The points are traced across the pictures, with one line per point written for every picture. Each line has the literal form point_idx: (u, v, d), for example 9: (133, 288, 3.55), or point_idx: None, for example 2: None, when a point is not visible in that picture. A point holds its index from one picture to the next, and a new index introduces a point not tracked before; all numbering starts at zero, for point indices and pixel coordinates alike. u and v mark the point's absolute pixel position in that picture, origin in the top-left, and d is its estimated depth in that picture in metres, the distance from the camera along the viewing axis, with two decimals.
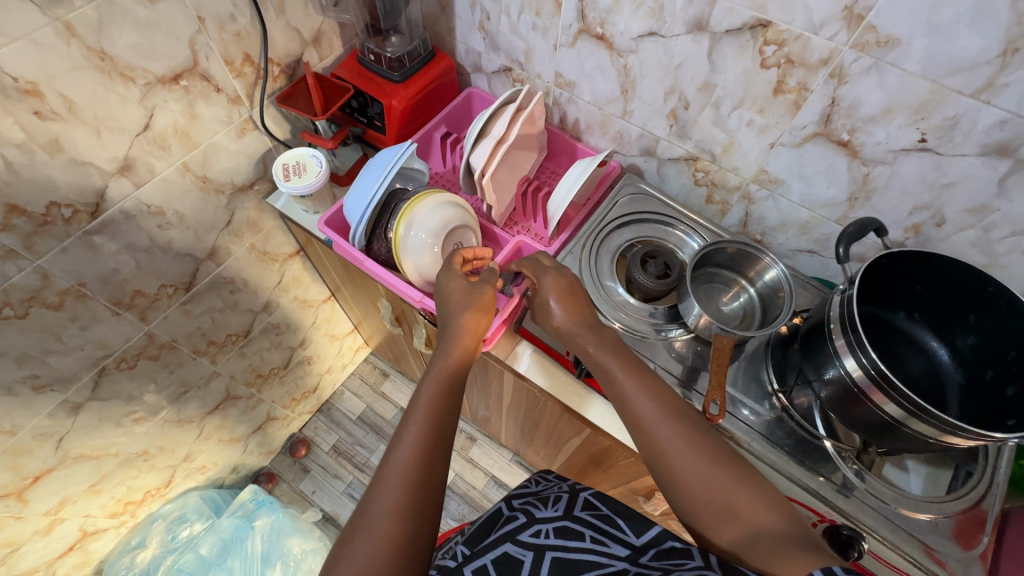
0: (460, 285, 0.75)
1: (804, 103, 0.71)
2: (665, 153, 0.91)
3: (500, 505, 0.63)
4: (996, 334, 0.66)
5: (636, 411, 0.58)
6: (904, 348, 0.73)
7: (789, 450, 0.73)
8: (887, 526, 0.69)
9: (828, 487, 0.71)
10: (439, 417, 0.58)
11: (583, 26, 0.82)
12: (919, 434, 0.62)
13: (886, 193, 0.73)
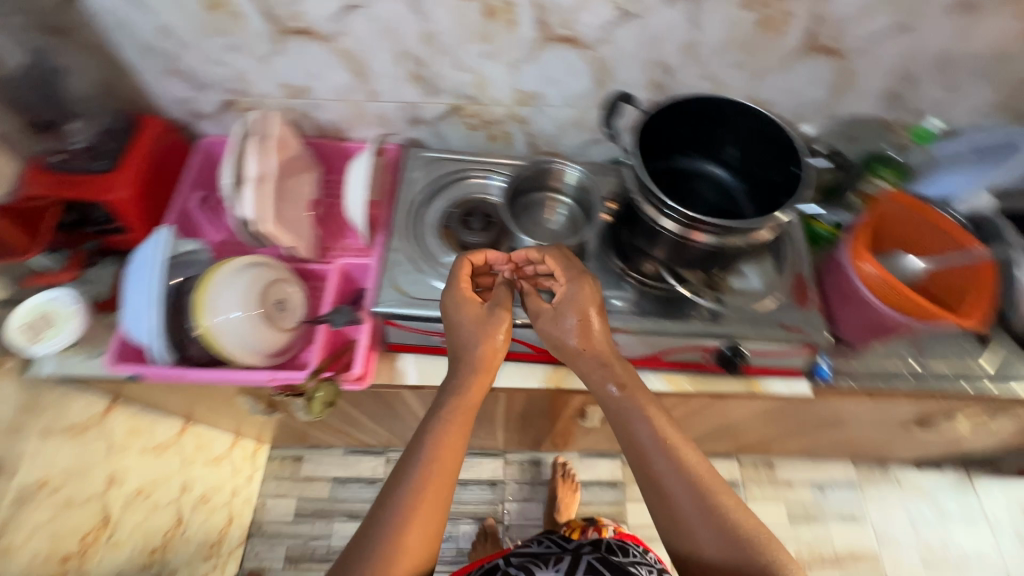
0: (473, 311, 0.69)
1: (516, 18, 0.73)
2: (432, 114, 0.89)
3: (501, 562, 0.84)
4: (746, 138, 0.78)
5: (656, 468, 0.61)
6: (695, 182, 0.84)
7: (661, 312, 0.81)
8: (755, 326, 0.80)
9: (701, 322, 0.80)
10: (442, 477, 0.60)
11: (279, 27, 0.75)
12: (736, 246, 0.72)
13: (620, 65, 0.80)
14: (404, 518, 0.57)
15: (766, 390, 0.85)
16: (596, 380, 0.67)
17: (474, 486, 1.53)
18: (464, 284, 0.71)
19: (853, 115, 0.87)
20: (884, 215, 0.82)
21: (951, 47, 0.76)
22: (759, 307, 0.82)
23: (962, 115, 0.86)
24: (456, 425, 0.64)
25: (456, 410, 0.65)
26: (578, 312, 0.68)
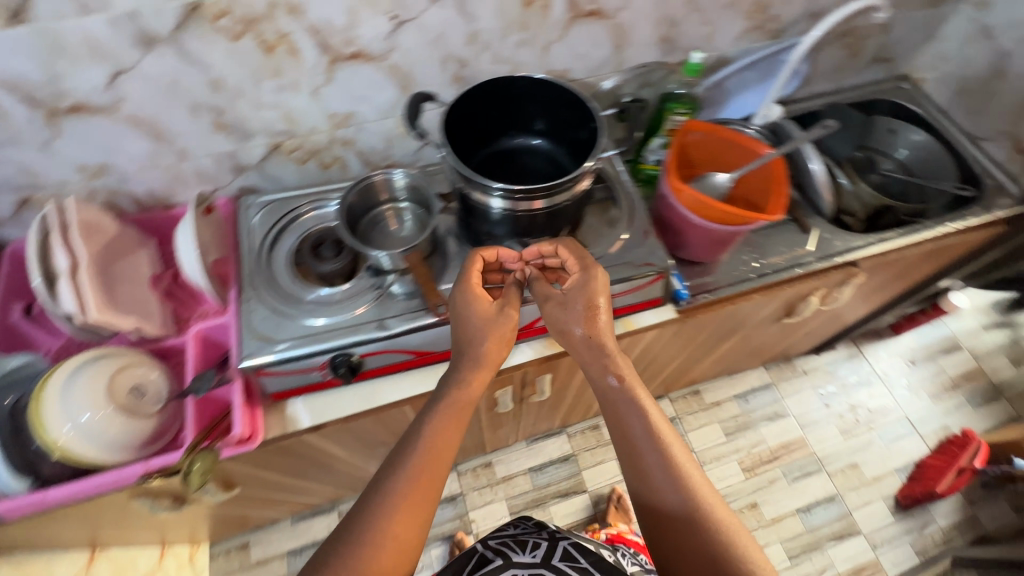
0: (484, 307, 0.74)
1: (297, 47, 0.73)
2: (253, 158, 0.87)
3: (479, 547, 0.84)
4: (546, 105, 0.83)
5: (643, 460, 0.64)
6: (523, 156, 0.89)
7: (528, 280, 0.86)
8: (612, 268, 0.87)
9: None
10: (438, 462, 0.63)
11: (46, 110, 0.70)
12: (564, 201, 0.79)
13: (418, 68, 0.82)
14: (388, 510, 0.59)
15: (637, 324, 0.94)
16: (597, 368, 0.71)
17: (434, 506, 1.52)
18: (476, 282, 0.75)
19: (642, 63, 0.96)
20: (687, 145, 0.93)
21: None
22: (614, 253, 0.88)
23: (728, 42, 0.98)
24: (452, 419, 0.67)
25: (450, 411, 0.68)
26: (581, 302, 0.73)
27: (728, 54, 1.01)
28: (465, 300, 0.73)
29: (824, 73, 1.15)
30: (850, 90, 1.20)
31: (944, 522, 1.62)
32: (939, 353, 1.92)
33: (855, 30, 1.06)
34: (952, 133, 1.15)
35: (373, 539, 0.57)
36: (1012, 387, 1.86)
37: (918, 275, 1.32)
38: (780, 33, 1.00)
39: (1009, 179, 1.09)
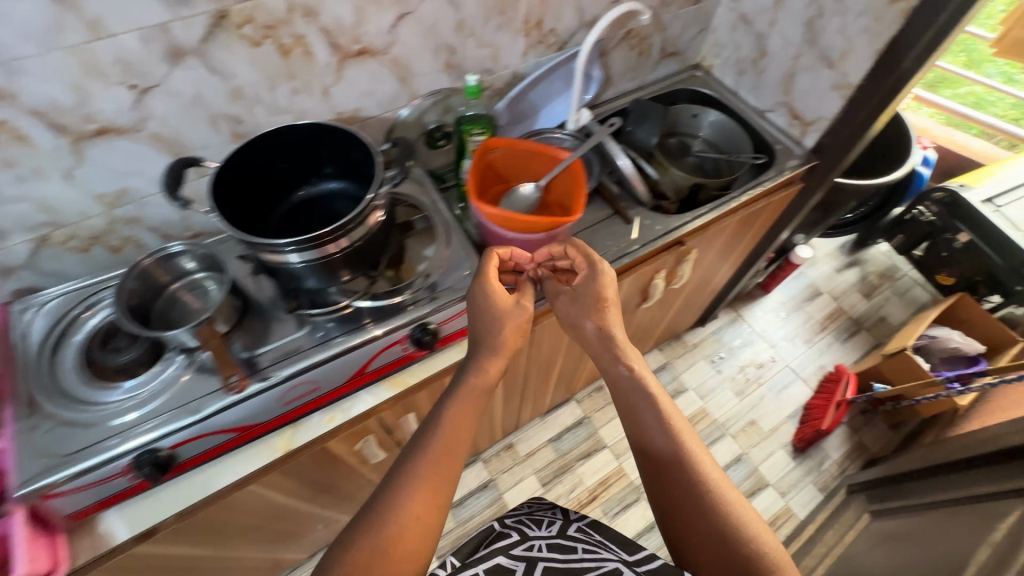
0: (504, 298, 0.80)
1: (25, 133, 0.67)
2: (19, 258, 0.78)
3: (492, 524, 0.84)
4: (320, 147, 0.82)
5: (655, 442, 0.73)
6: (320, 203, 0.87)
7: (360, 323, 0.84)
8: (439, 293, 0.87)
9: (394, 313, 0.85)
10: (454, 444, 0.68)
11: None
12: (360, 235, 0.77)
13: (186, 133, 0.78)
14: (412, 490, 0.62)
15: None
16: (613, 359, 0.81)
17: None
18: (493, 276, 0.81)
19: (437, 91, 0.98)
20: (487, 164, 0.95)
21: (461, 14, 0.88)
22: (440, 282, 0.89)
23: (516, 59, 1.03)
24: (471, 403, 0.72)
25: (472, 396, 0.73)
26: (591, 301, 0.83)
27: (521, 70, 1.06)
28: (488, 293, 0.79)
29: (622, 73, 1.24)
30: (651, 87, 1.31)
31: (837, 454, 1.75)
32: (805, 300, 2.11)
33: (634, 32, 1.15)
34: (742, 110, 1.28)
35: (397, 512, 0.60)
36: (869, 317, 2.07)
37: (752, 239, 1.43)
38: (564, 44, 1.06)
39: (793, 141, 1.22)
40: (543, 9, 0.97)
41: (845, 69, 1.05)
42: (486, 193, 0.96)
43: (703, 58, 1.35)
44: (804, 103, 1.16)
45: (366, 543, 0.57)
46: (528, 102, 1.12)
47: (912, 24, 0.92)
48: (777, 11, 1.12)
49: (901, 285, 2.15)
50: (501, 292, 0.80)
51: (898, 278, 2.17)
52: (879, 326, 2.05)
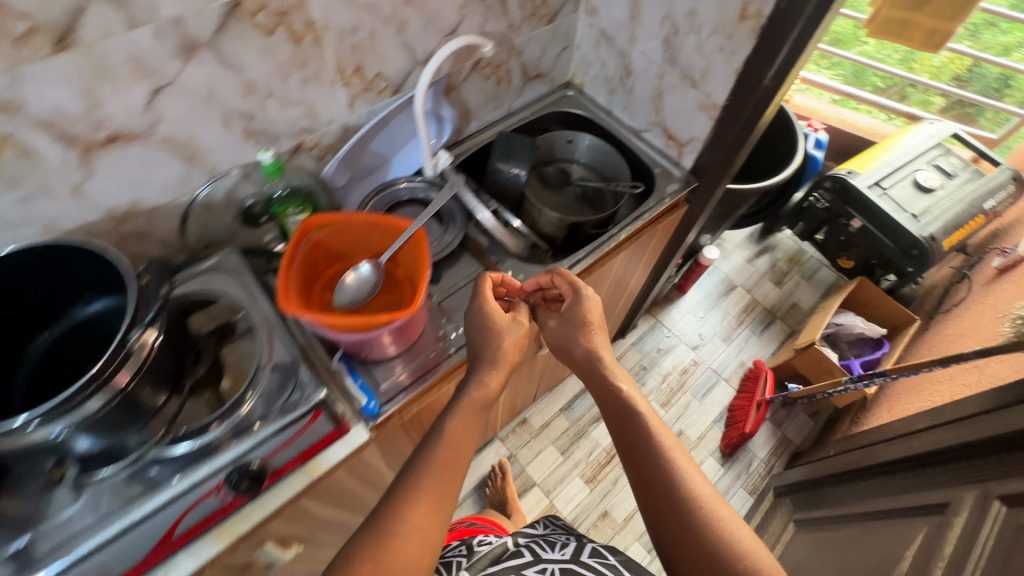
0: (500, 314, 0.83)
1: None
2: None
3: (510, 544, 0.91)
4: (59, 265, 0.64)
5: (643, 458, 0.72)
6: (83, 331, 0.68)
7: (167, 474, 0.67)
8: (265, 414, 0.72)
9: (216, 447, 0.70)
10: (456, 458, 0.70)
11: None
12: (133, 377, 0.60)
13: None
14: (416, 502, 0.64)
15: (327, 463, 0.76)
16: (604, 378, 0.83)
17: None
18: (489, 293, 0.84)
19: (245, 163, 0.82)
20: (315, 246, 0.80)
21: (246, 75, 0.72)
22: (267, 400, 0.74)
23: (342, 111, 0.88)
24: (470, 416, 0.75)
25: (464, 408, 0.75)
26: (581, 323, 0.86)
27: (353, 122, 0.91)
28: (489, 309, 0.82)
29: (483, 105, 1.12)
30: (521, 113, 1.20)
31: (764, 452, 1.74)
32: (721, 295, 2.09)
33: (485, 62, 1.03)
34: (618, 131, 1.19)
35: (399, 519, 0.61)
36: (781, 306, 2.08)
37: (650, 262, 1.35)
38: (400, 87, 0.92)
39: (672, 162, 1.14)
40: (358, 54, 0.82)
41: (709, 89, 0.97)
42: (318, 278, 0.81)
43: (573, 76, 1.25)
44: (675, 124, 1.08)
45: (370, 555, 0.58)
46: (372, 153, 0.98)
47: (765, 44, 0.84)
48: (634, 28, 1.02)
49: (811, 268, 2.17)
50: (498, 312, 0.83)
51: (807, 262, 2.19)
52: (792, 314, 2.07)
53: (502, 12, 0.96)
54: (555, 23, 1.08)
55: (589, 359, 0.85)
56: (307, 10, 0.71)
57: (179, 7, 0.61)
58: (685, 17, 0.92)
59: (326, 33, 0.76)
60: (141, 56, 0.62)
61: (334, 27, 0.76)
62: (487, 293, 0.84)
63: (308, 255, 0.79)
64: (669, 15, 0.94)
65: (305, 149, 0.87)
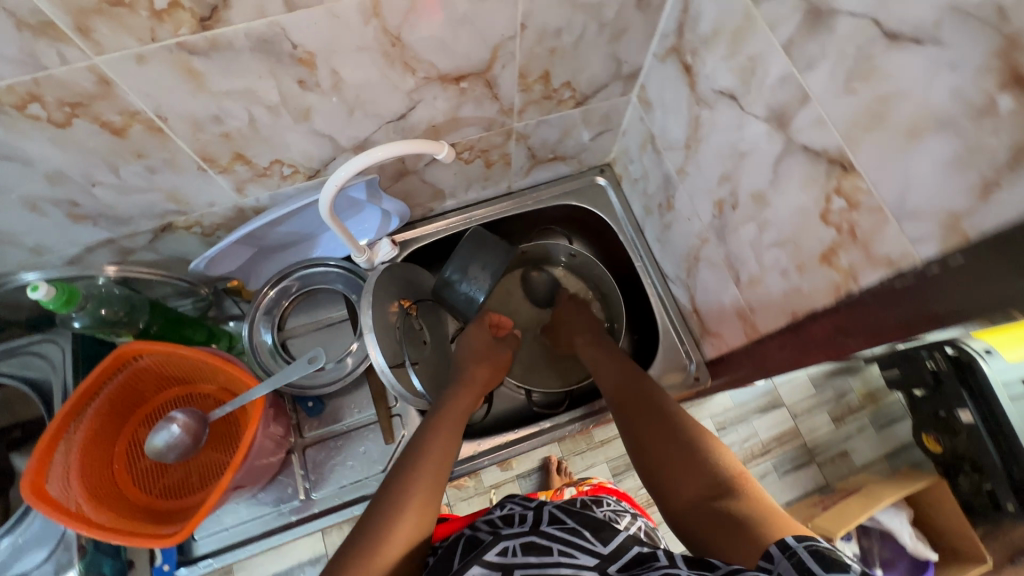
0: (482, 337, 0.78)
1: None
2: None
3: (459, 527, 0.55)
4: None
5: (626, 410, 0.62)
6: None
7: None
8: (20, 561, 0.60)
9: None
10: (438, 482, 0.55)
11: None
12: None
13: None
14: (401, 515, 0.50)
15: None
16: (593, 346, 0.77)
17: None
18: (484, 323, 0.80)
19: (85, 242, 0.64)
20: (139, 371, 0.64)
21: (42, 166, 0.52)
22: (30, 545, 0.60)
23: (224, 195, 0.65)
24: (448, 436, 0.61)
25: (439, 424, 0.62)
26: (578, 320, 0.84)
27: (250, 203, 0.69)
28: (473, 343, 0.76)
29: (463, 185, 0.83)
30: (523, 198, 0.89)
31: None
32: (754, 406, 1.37)
33: (463, 147, 0.73)
34: (639, 266, 0.87)
35: (399, 509, 0.50)
36: (828, 450, 1.34)
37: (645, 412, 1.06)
38: (318, 174, 0.67)
39: (692, 340, 0.81)
40: (234, 142, 0.57)
41: (752, 302, 0.62)
42: (145, 405, 0.67)
43: (613, 162, 0.90)
44: (705, 302, 0.74)
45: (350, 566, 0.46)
46: (284, 233, 0.75)
47: (846, 315, 0.49)
48: (686, 159, 0.66)
49: (871, 390, 1.40)
50: (480, 339, 0.78)
51: (872, 379, 1.42)
52: (824, 453, 1.35)
53: (488, 98, 0.65)
54: (585, 108, 0.74)
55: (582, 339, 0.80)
56: (119, 100, 0.48)
57: None
58: (750, 196, 0.56)
59: (166, 123, 0.52)
60: None
61: (178, 117, 0.52)
62: (483, 323, 0.80)
63: (125, 381, 0.63)
64: (730, 178, 0.59)
65: (177, 229, 0.68)
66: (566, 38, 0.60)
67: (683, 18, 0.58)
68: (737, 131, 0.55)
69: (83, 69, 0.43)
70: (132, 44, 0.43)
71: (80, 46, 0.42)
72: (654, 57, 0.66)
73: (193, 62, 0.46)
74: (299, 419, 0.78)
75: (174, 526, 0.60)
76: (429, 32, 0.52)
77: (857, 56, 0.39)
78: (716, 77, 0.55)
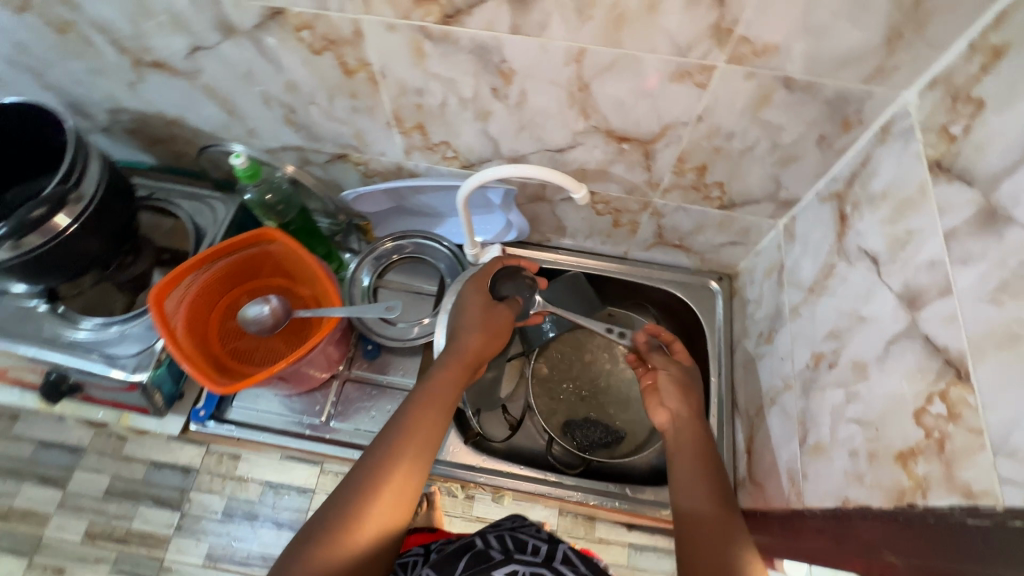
0: (477, 298, 0.76)
1: None
2: None
3: (475, 537, 0.63)
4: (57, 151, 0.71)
5: (691, 488, 0.60)
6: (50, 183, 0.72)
7: (25, 325, 0.75)
8: (117, 341, 0.74)
9: (59, 338, 0.74)
10: (408, 455, 0.60)
11: None
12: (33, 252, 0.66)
13: None
14: (369, 488, 0.56)
15: (136, 424, 0.81)
16: (684, 414, 0.68)
17: (77, 470, 1.13)
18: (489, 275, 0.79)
19: (283, 141, 0.79)
20: (265, 253, 0.76)
21: (287, 75, 0.66)
22: (136, 333, 0.75)
23: (395, 152, 0.76)
24: (428, 412, 0.64)
25: (419, 400, 0.64)
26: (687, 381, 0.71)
27: (409, 166, 0.79)
28: (468, 301, 0.76)
29: (585, 232, 0.87)
30: (634, 268, 0.91)
31: None
32: None
33: (601, 198, 0.78)
34: (715, 382, 0.83)
35: (366, 496, 0.56)
36: None
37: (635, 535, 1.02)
38: (472, 167, 0.76)
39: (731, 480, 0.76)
40: (423, 114, 0.68)
41: (809, 469, 0.58)
42: (251, 280, 0.79)
43: (735, 275, 0.89)
44: (762, 449, 0.70)
45: (323, 531, 0.53)
46: (422, 202, 0.85)
47: (899, 531, 0.44)
48: (805, 300, 0.64)
49: None
50: (477, 303, 0.75)
51: None
52: None
53: (640, 165, 0.69)
54: (728, 212, 0.75)
55: (677, 398, 0.69)
56: (361, 50, 0.60)
57: None
58: (852, 362, 0.53)
59: (384, 79, 0.63)
60: (180, 15, 0.60)
61: (394, 79, 0.63)
62: (473, 289, 0.77)
63: (245, 257, 0.76)
64: (839, 337, 0.56)
65: (349, 161, 0.80)
66: (735, 143, 0.62)
67: (859, 170, 0.57)
68: (865, 295, 0.53)
69: (349, 18, 0.56)
70: (390, 16, 0.54)
71: (355, 3, 0.54)
72: (816, 195, 0.66)
73: (424, 45, 0.57)
74: (354, 354, 0.86)
75: (226, 379, 0.70)
76: (614, 91, 0.58)
77: (1015, 269, 0.37)
78: (867, 236, 0.54)
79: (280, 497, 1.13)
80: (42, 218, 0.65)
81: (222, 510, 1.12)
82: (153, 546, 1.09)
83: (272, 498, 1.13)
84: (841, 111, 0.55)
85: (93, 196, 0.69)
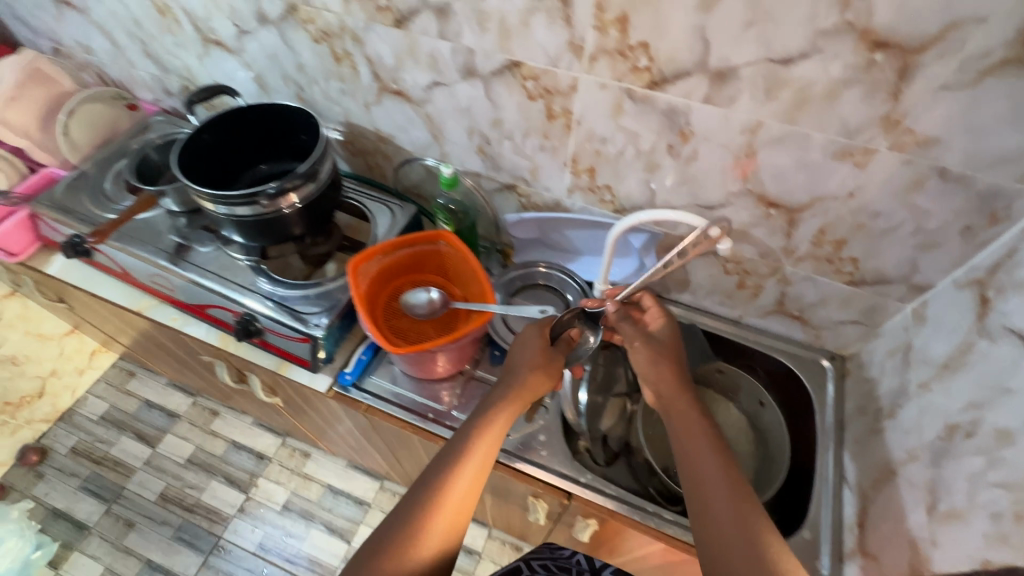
0: (535, 340, 0.76)
1: (192, 25, 0.95)
2: (171, 89, 1.11)
3: (520, 563, 0.66)
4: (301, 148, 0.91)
5: (708, 493, 0.59)
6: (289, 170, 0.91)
7: (236, 275, 0.91)
8: (304, 301, 0.88)
9: (259, 290, 0.90)
10: (467, 478, 0.64)
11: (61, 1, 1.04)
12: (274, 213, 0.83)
13: (270, 78, 0.97)
14: (429, 507, 0.61)
15: (290, 376, 0.92)
16: (679, 405, 0.70)
17: (167, 434, 1.33)
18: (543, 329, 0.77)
19: (467, 167, 0.94)
20: (435, 252, 0.90)
21: (498, 113, 0.82)
22: (319, 297, 0.89)
23: (559, 189, 0.90)
24: (487, 443, 0.68)
25: (474, 431, 0.68)
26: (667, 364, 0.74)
27: (565, 203, 0.92)
28: (528, 344, 0.76)
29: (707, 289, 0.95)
30: (747, 332, 0.96)
31: None
32: None
33: (733, 258, 0.86)
34: (824, 455, 0.83)
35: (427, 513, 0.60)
36: None
37: None
38: (622, 212, 0.88)
39: (835, 554, 0.75)
40: (598, 159, 0.81)
41: (939, 536, 0.58)
42: (410, 274, 0.91)
43: (848, 357, 0.91)
44: (877, 521, 0.70)
45: (390, 544, 0.58)
46: (565, 236, 0.97)
47: None
48: (937, 375, 0.67)
49: None
50: (536, 346, 0.76)
51: None
52: None
53: (781, 231, 0.78)
54: (857, 289, 0.80)
55: (658, 375, 0.73)
56: (569, 101, 0.75)
57: (476, 43, 0.74)
58: (994, 430, 0.56)
59: (578, 126, 0.78)
60: (438, 57, 0.78)
61: (586, 127, 0.77)
62: (535, 340, 0.76)
63: (412, 253, 0.89)
64: (979, 407, 0.59)
65: (515, 191, 0.94)
66: (880, 222, 0.70)
67: (1004, 260, 0.63)
68: (1011, 368, 0.56)
69: (572, 74, 0.71)
70: (607, 76, 0.69)
71: (582, 64, 0.70)
72: (952, 282, 0.71)
73: (625, 102, 0.71)
74: (480, 357, 0.95)
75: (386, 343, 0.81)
76: (778, 160, 0.69)
77: None
78: (1012, 316, 0.58)
79: (339, 502, 1.24)
80: (293, 189, 0.82)
81: (283, 504, 1.24)
82: (215, 522, 1.22)
83: (331, 500, 1.24)
84: (990, 205, 0.62)
85: (324, 181, 0.87)
